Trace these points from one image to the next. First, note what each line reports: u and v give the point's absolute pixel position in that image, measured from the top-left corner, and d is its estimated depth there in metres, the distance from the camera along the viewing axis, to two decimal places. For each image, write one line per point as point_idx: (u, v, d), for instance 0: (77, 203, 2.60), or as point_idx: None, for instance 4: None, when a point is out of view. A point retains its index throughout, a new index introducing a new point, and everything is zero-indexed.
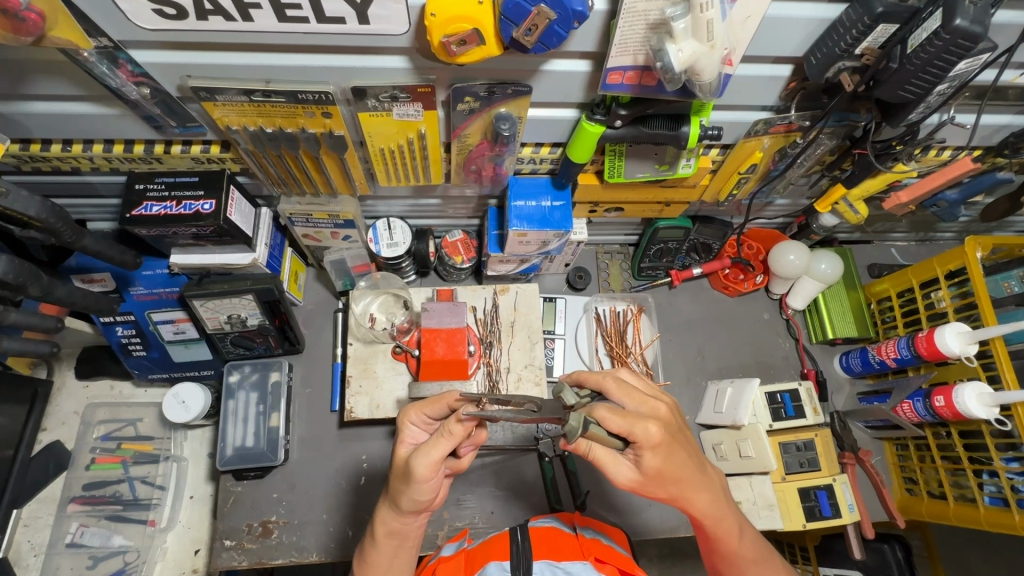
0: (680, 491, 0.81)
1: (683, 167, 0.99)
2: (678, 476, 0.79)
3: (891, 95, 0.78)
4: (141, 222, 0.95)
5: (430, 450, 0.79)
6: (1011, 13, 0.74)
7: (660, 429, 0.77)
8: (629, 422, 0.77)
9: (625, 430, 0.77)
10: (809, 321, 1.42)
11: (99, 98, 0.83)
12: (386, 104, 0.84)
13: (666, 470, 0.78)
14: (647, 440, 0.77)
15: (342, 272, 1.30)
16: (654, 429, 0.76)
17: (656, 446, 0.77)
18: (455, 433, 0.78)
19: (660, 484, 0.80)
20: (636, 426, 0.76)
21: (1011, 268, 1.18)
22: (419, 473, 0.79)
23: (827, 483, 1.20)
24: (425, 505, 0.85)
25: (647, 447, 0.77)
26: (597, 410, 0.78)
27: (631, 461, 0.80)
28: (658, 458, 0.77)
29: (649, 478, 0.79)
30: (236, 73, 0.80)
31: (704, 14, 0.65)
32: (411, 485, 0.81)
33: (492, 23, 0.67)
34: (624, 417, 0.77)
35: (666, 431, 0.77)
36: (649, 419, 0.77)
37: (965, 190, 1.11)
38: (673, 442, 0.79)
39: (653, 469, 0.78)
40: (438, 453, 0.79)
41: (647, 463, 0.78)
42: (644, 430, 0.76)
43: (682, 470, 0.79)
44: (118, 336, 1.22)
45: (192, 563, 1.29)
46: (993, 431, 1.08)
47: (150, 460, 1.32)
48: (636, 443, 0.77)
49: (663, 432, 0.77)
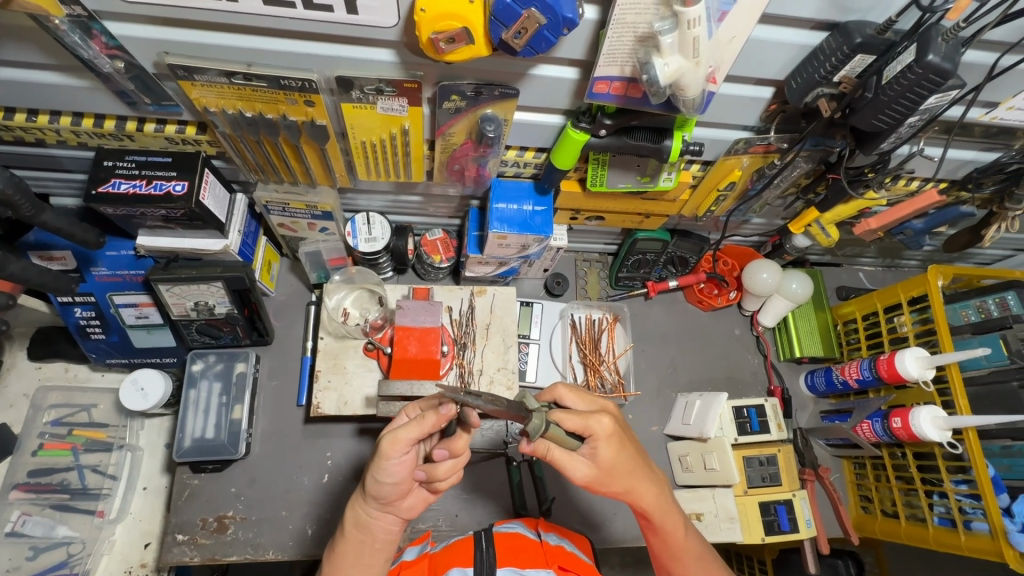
0: (633, 484, 0.84)
1: (664, 181, 1.00)
2: (629, 469, 0.83)
3: (866, 124, 0.79)
4: (107, 201, 0.93)
5: (399, 432, 0.78)
6: (980, 53, 0.77)
7: (613, 421, 0.81)
8: (585, 418, 0.80)
9: (582, 426, 0.80)
10: (777, 339, 1.45)
11: (69, 69, 0.80)
12: (371, 97, 0.83)
13: (619, 462, 0.82)
14: (603, 432, 0.80)
15: (318, 264, 1.27)
16: (607, 421, 0.81)
17: (609, 437, 0.81)
18: (429, 419, 0.78)
19: (613, 478, 0.82)
20: (591, 420, 0.80)
21: (969, 297, 1.20)
22: (383, 447, 0.79)
23: (787, 498, 1.23)
24: (386, 492, 0.83)
25: (602, 439, 0.80)
26: (557, 411, 0.78)
27: (586, 457, 0.81)
28: (611, 450, 0.81)
29: (603, 471, 0.82)
30: (217, 53, 0.77)
31: (691, 31, 0.64)
32: (377, 459, 0.80)
33: (481, 23, 0.66)
34: (580, 413, 0.80)
35: (617, 423, 0.82)
36: (602, 414, 0.82)
37: (930, 221, 1.17)
38: (624, 435, 0.83)
39: (607, 462, 0.81)
40: (405, 434, 0.78)
41: (601, 455, 0.80)
42: (598, 423, 0.80)
43: (632, 462, 0.83)
44: (76, 317, 1.18)
45: (139, 557, 1.26)
46: (945, 454, 1.12)
47: (102, 448, 1.28)
48: (592, 438, 0.81)
49: (615, 424, 0.82)
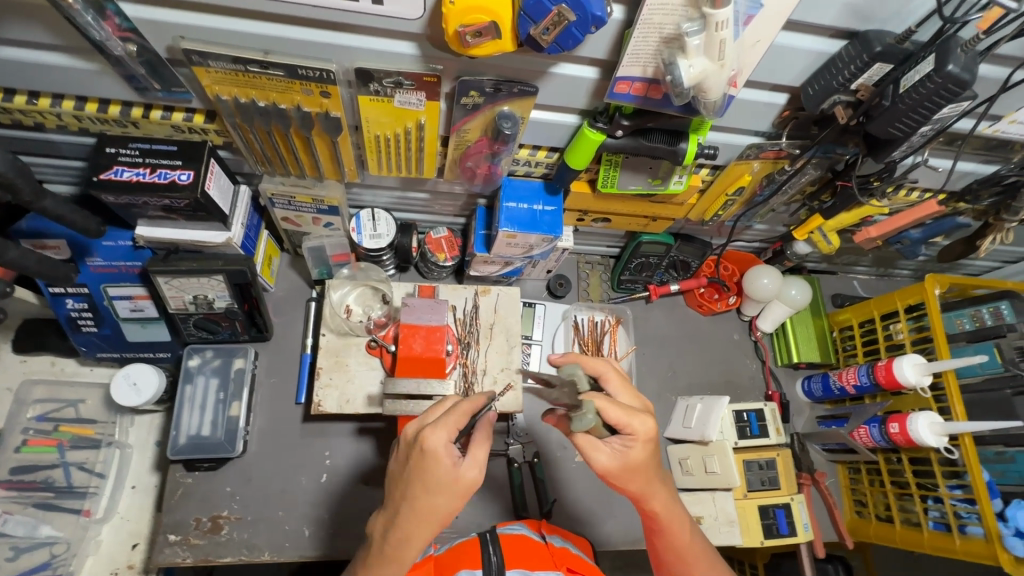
0: (648, 485, 0.82)
1: (674, 184, 1.01)
2: (652, 473, 0.81)
3: (881, 132, 0.81)
4: (109, 188, 0.90)
5: (482, 448, 0.76)
6: (991, 67, 0.79)
7: (655, 425, 0.80)
8: (630, 415, 0.78)
9: (625, 421, 0.78)
10: (775, 344, 1.47)
11: (77, 50, 0.77)
12: (389, 90, 0.82)
13: (645, 465, 0.80)
14: (643, 434, 0.78)
15: (320, 260, 1.25)
16: (651, 424, 0.79)
17: (646, 441, 0.79)
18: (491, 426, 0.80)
19: (632, 477, 0.80)
20: (635, 419, 0.78)
21: (964, 307, 1.23)
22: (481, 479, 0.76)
23: (785, 502, 1.25)
24: None
25: (639, 440, 0.79)
26: (601, 399, 0.79)
27: (616, 447, 0.79)
28: (643, 452, 0.79)
29: (625, 469, 0.80)
30: (235, 40, 0.75)
31: (718, 33, 0.65)
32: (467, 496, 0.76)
33: (510, 19, 0.66)
34: (625, 409, 0.78)
35: (656, 428, 0.80)
36: (646, 415, 0.80)
37: (927, 231, 1.19)
38: (658, 440, 0.81)
39: (634, 461, 0.79)
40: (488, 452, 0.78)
41: (632, 454, 0.79)
42: (641, 424, 0.79)
43: (657, 467, 0.81)
44: (67, 309, 1.14)
45: (127, 558, 1.23)
46: (940, 459, 1.14)
47: (90, 445, 1.24)
48: (630, 435, 0.79)
49: (655, 430, 0.80)
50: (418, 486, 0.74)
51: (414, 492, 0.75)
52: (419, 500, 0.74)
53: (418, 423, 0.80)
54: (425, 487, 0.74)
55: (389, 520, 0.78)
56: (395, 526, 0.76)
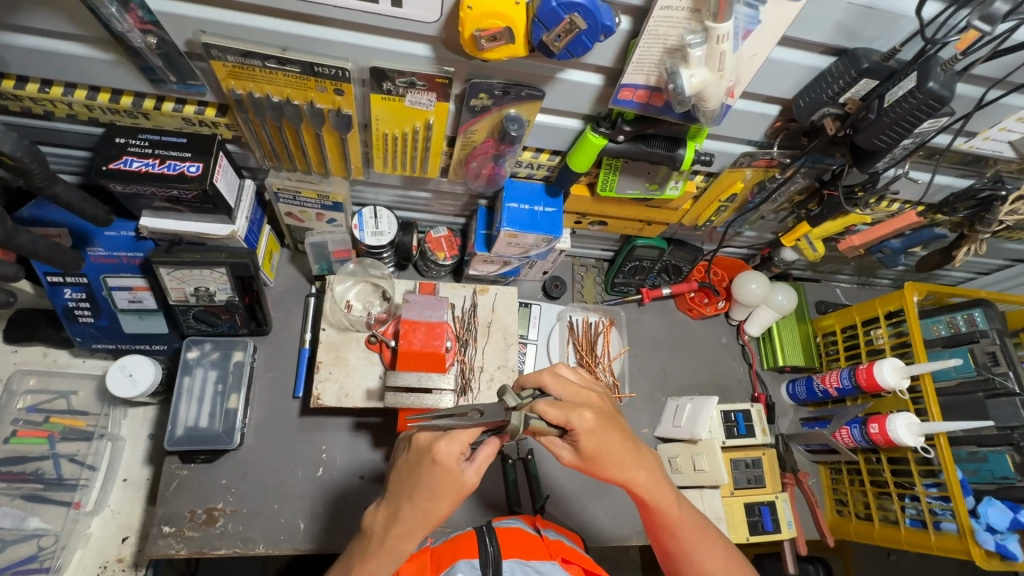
0: (621, 468, 0.85)
1: (671, 189, 1.05)
2: (614, 457, 0.84)
3: (867, 143, 0.85)
4: (118, 177, 0.91)
5: (488, 459, 0.80)
6: (968, 87, 0.85)
7: (595, 415, 0.81)
8: (565, 412, 0.81)
9: (562, 419, 0.81)
10: (762, 348, 1.51)
11: (96, 41, 0.79)
12: (401, 90, 0.84)
13: (602, 451, 0.83)
14: (584, 427, 0.81)
15: (321, 256, 1.27)
16: (589, 415, 0.81)
17: (591, 430, 0.82)
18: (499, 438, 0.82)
19: (601, 464, 0.84)
20: (572, 415, 0.81)
21: (940, 313, 1.28)
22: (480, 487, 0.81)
23: (770, 500, 1.29)
24: None
25: (583, 433, 0.81)
26: (536, 404, 0.81)
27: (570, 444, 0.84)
28: (593, 441, 0.82)
29: (587, 459, 0.84)
30: (255, 36, 0.78)
31: (718, 46, 0.69)
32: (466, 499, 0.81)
33: (524, 25, 0.70)
34: (559, 408, 0.81)
35: (599, 416, 0.82)
36: (584, 408, 0.82)
37: (907, 241, 1.24)
38: (608, 424, 0.83)
39: (590, 452, 0.82)
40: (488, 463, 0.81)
41: (584, 446, 0.82)
42: (579, 418, 0.81)
43: (617, 451, 0.84)
44: (65, 299, 1.14)
45: (117, 552, 1.22)
46: (917, 458, 1.19)
47: (82, 437, 1.23)
48: (572, 432, 0.81)
49: (597, 417, 0.82)
50: (424, 490, 0.78)
51: (419, 493, 0.78)
52: (424, 502, 0.78)
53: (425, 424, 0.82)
54: (432, 491, 0.78)
55: (390, 514, 0.82)
56: (398, 522, 0.80)
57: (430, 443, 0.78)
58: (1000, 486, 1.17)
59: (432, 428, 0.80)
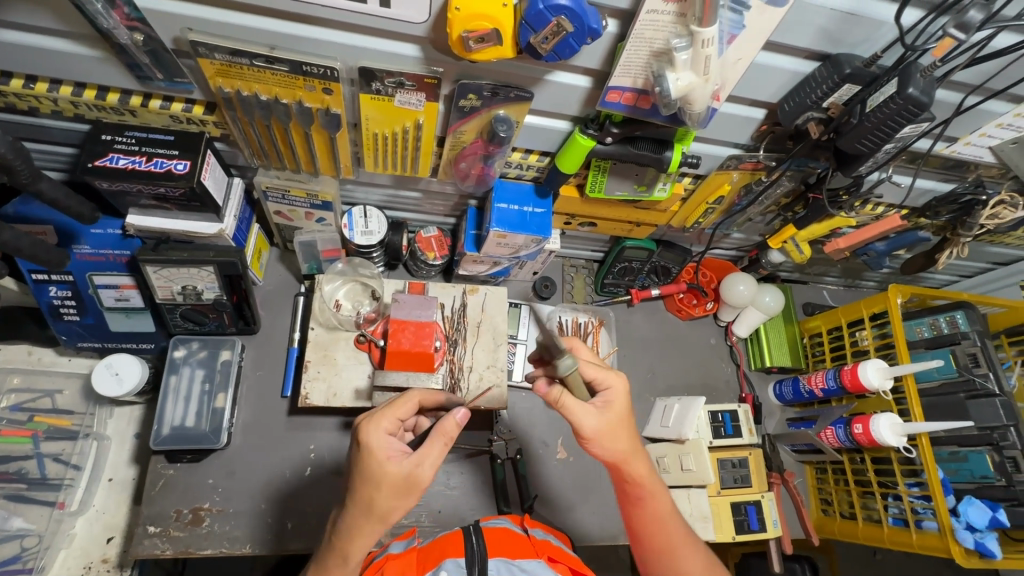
0: (636, 441, 0.88)
1: (659, 191, 1.06)
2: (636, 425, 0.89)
3: (850, 147, 0.87)
4: (103, 174, 0.90)
5: (430, 448, 0.76)
6: (948, 92, 0.87)
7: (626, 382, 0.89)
8: (601, 371, 0.89)
9: (598, 376, 0.88)
10: (749, 349, 1.53)
11: (83, 37, 0.79)
12: (389, 90, 0.85)
13: (627, 417, 0.88)
14: (618, 388, 0.88)
15: (311, 255, 1.26)
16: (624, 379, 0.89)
17: (622, 393, 0.88)
18: (449, 431, 0.78)
19: (620, 433, 0.86)
20: (608, 373, 0.88)
21: (923, 315, 1.31)
22: (424, 481, 0.76)
23: (756, 499, 1.30)
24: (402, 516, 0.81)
25: (616, 393, 0.87)
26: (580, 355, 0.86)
27: (596, 408, 0.85)
28: (622, 405, 0.87)
29: (608, 426, 0.85)
30: (242, 34, 0.78)
31: (704, 50, 0.70)
32: (409, 495, 0.76)
33: (511, 27, 0.70)
34: (596, 366, 0.89)
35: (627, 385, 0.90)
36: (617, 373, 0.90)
37: (891, 244, 1.26)
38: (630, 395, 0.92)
39: (617, 415, 0.86)
40: (434, 457, 0.77)
41: (612, 408, 0.86)
42: (616, 378, 0.88)
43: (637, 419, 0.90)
44: (50, 297, 1.12)
45: (102, 552, 1.21)
46: (900, 458, 1.20)
47: (66, 437, 1.22)
48: (606, 390, 0.87)
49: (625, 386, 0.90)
50: (358, 479, 0.76)
51: (356, 485, 0.76)
52: (359, 495, 0.75)
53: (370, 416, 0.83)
54: (364, 482, 0.75)
55: (338, 512, 0.80)
56: (342, 518, 0.78)
57: (359, 427, 0.79)
58: (979, 485, 1.19)
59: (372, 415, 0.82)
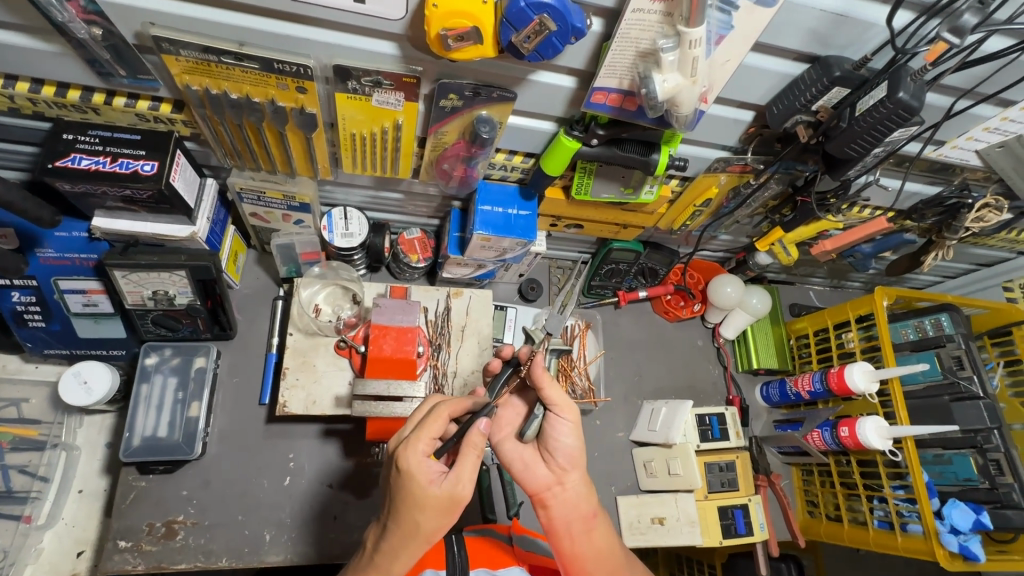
0: None
1: (645, 193, 1.04)
2: None
3: (839, 151, 0.86)
4: (64, 176, 0.86)
5: (466, 465, 0.75)
6: (937, 96, 0.86)
7: None
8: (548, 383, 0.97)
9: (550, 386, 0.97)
10: (736, 351, 1.52)
11: (37, 31, 0.74)
12: (366, 89, 0.81)
13: None
14: None
15: (289, 258, 1.23)
16: None
17: None
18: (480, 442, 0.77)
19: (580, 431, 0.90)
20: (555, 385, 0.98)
21: (908, 318, 1.31)
22: (465, 496, 0.75)
23: (743, 503, 1.29)
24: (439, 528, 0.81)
25: None
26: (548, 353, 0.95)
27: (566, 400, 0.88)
28: None
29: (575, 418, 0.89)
30: (208, 30, 0.74)
31: (691, 51, 0.68)
32: (453, 513, 0.75)
33: (492, 24, 0.67)
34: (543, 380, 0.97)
35: None
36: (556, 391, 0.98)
37: (877, 246, 1.25)
38: None
39: None
40: (469, 470, 0.76)
41: None
42: None
43: None
44: (13, 303, 1.07)
45: (72, 566, 1.18)
46: (885, 461, 1.20)
47: (33, 447, 1.16)
48: None
49: None
50: (398, 503, 0.75)
51: (397, 508, 0.75)
52: (402, 517, 0.74)
53: (398, 437, 0.81)
54: (405, 505, 0.74)
55: (380, 532, 0.79)
56: (384, 539, 0.76)
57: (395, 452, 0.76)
58: (963, 488, 1.19)
59: (402, 437, 0.79)
